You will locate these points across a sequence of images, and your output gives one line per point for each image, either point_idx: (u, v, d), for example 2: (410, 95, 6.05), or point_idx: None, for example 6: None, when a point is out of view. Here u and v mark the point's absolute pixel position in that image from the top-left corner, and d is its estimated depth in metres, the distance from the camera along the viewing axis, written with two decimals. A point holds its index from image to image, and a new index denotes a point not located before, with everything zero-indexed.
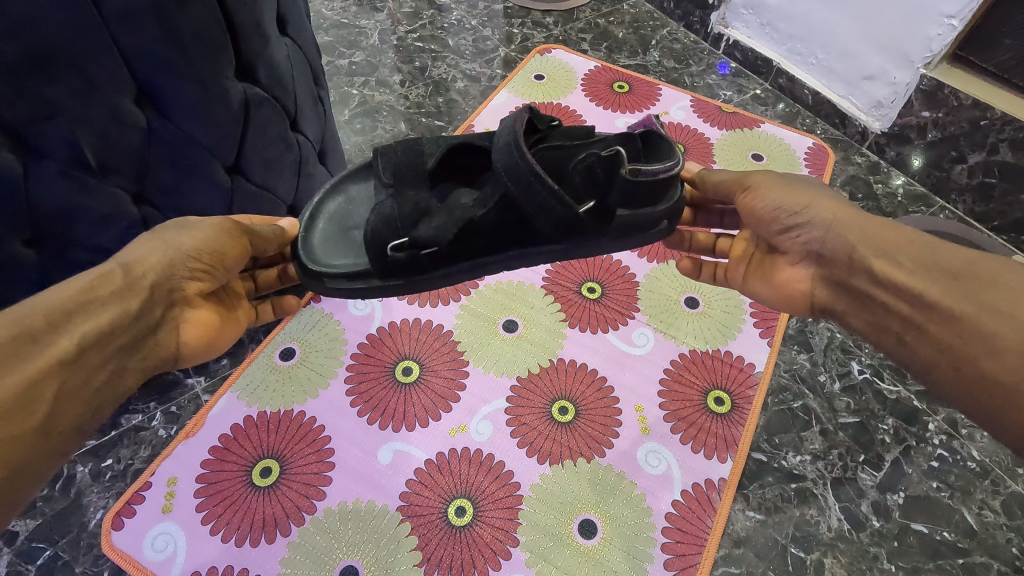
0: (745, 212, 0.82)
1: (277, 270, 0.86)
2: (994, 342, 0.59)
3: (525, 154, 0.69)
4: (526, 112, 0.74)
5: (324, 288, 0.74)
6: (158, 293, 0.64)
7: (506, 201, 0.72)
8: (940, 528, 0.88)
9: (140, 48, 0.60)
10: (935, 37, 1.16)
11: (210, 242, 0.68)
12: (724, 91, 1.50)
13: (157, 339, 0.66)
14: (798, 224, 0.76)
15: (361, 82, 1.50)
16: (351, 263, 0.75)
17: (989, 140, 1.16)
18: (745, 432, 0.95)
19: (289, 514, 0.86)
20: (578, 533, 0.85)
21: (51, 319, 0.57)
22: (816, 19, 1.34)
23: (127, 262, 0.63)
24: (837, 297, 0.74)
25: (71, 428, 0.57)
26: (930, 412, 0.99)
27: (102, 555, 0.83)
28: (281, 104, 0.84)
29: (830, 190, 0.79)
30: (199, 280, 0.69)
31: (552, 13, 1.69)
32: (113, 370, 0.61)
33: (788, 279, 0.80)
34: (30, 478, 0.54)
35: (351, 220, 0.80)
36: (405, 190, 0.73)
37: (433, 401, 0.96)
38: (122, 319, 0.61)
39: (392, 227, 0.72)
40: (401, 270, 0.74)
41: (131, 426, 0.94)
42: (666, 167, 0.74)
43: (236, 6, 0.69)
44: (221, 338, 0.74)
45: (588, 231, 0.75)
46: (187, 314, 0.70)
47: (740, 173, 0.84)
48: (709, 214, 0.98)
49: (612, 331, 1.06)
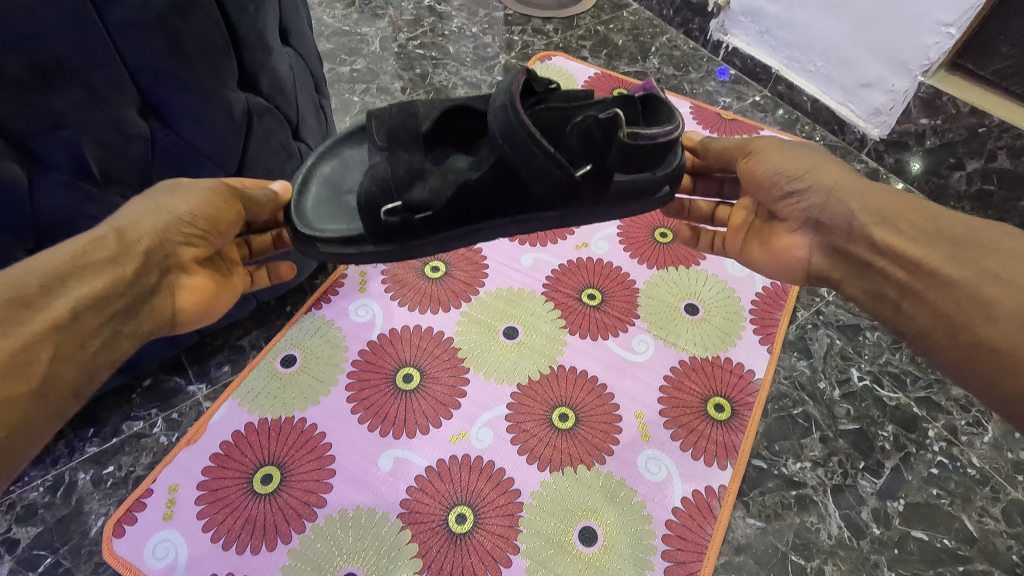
0: (745, 177, 0.81)
1: (271, 236, 0.84)
2: (993, 307, 0.60)
3: (522, 117, 0.68)
4: (524, 73, 0.71)
5: (317, 252, 0.75)
6: (152, 259, 0.65)
7: (502, 164, 0.72)
8: (940, 535, 0.88)
9: (144, 60, 0.61)
10: (932, 45, 1.16)
11: (203, 207, 0.68)
12: (724, 98, 1.51)
13: (152, 305, 0.66)
14: (798, 190, 0.75)
15: (362, 89, 1.50)
16: (345, 228, 0.76)
17: (987, 148, 1.17)
18: (744, 440, 0.95)
19: (289, 521, 0.86)
20: (579, 541, 0.85)
21: (45, 284, 0.57)
22: (814, 27, 1.35)
23: (121, 227, 0.63)
24: (835, 265, 0.75)
25: (69, 391, 0.58)
26: (929, 419, 0.99)
27: (102, 563, 0.83)
28: (283, 113, 0.85)
29: (831, 158, 0.78)
30: (194, 246, 0.69)
31: (552, 20, 1.70)
32: (110, 334, 0.62)
33: (787, 246, 0.79)
34: (28, 439, 0.54)
35: (345, 184, 0.80)
36: (399, 152, 0.73)
37: (433, 408, 0.97)
38: (117, 284, 0.61)
39: (384, 190, 0.72)
40: (394, 234, 0.75)
41: (133, 433, 0.94)
42: (665, 131, 0.73)
43: (239, 18, 0.69)
44: (217, 304, 0.75)
45: (584, 196, 0.75)
46: (183, 281, 0.70)
47: (742, 139, 0.83)
48: (709, 181, 0.96)
49: (612, 338, 1.06)
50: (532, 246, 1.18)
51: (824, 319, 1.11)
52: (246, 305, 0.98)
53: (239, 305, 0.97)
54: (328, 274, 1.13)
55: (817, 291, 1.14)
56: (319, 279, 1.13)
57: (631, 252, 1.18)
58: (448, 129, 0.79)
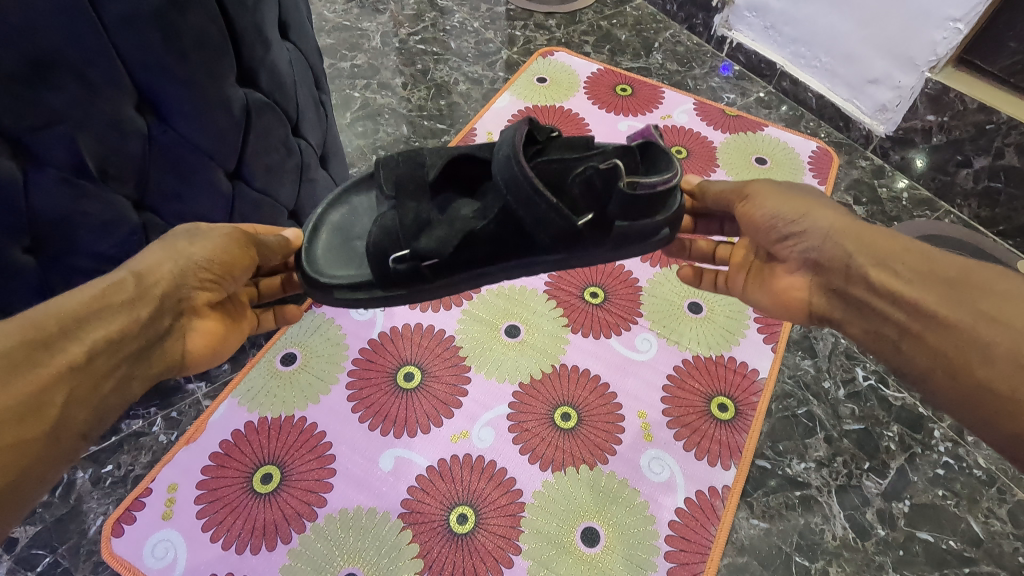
0: (743, 220, 0.81)
1: (280, 279, 0.83)
2: (990, 349, 0.58)
3: (524, 168, 0.68)
4: (526, 123, 0.73)
5: (330, 298, 0.74)
6: (167, 302, 0.64)
7: (505, 215, 0.71)
8: (946, 536, 0.87)
9: (141, 54, 0.60)
10: (940, 41, 1.15)
11: (221, 252, 0.68)
12: (727, 94, 1.50)
13: (163, 347, 0.66)
14: (796, 233, 0.75)
15: (363, 85, 1.49)
16: (352, 274, 0.74)
17: (995, 145, 1.16)
18: (748, 440, 0.94)
19: (290, 521, 0.85)
20: (581, 542, 0.85)
21: (63, 326, 0.56)
22: (819, 23, 1.33)
23: (139, 270, 0.63)
24: (836, 306, 0.73)
25: (79, 434, 0.57)
26: (935, 419, 0.98)
27: (102, 563, 0.82)
28: (282, 109, 0.84)
29: (828, 199, 0.78)
30: (208, 290, 0.69)
31: (554, 15, 1.69)
32: (122, 378, 0.61)
33: (786, 287, 0.79)
34: (38, 482, 0.53)
35: (353, 230, 0.79)
36: (406, 201, 0.71)
37: (435, 407, 0.96)
38: (133, 328, 0.60)
39: (392, 239, 0.71)
40: (402, 281, 0.73)
41: (132, 432, 0.93)
42: (664, 179, 0.74)
43: (237, 11, 0.68)
44: (225, 345, 0.74)
45: (586, 241, 0.74)
46: (194, 324, 0.70)
47: (739, 183, 0.83)
48: (709, 221, 0.95)
49: (615, 336, 1.05)
50: None
51: None
52: None
53: None
54: None
55: None
56: None
57: None
58: (451, 176, 0.78)
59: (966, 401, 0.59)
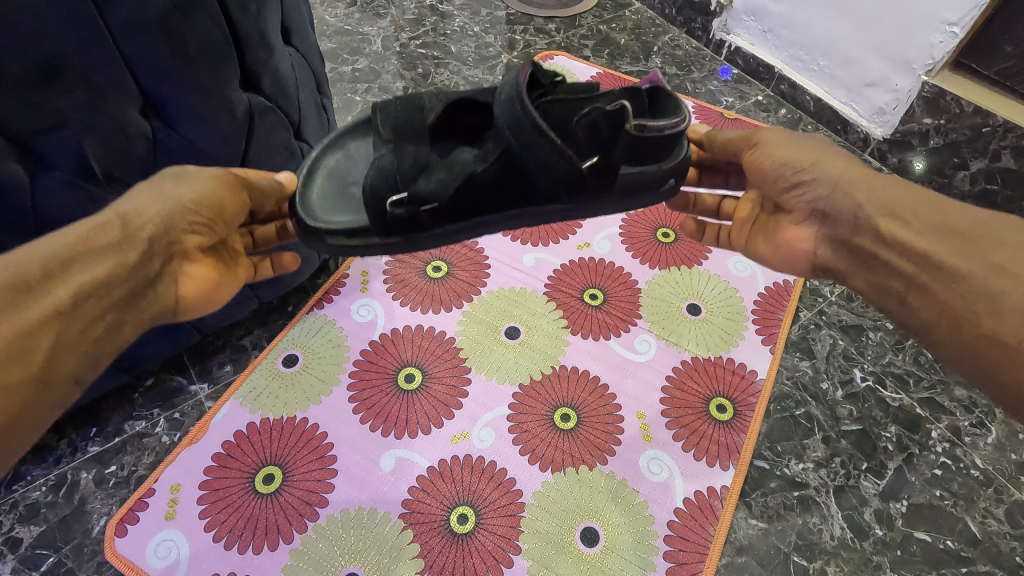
0: (750, 170, 0.80)
1: (276, 227, 0.83)
2: (997, 299, 0.59)
3: (528, 109, 0.68)
4: (530, 65, 0.71)
5: (324, 245, 0.74)
6: (156, 245, 0.63)
7: (507, 157, 0.71)
8: (943, 537, 0.87)
9: (146, 60, 0.61)
10: (936, 44, 1.16)
11: (209, 194, 0.66)
12: (726, 97, 1.51)
13: (156, 292, 0.65)
14: (803, 182, 0.74)
15: (365, 88, 1.51)
16: (350, 219, 0.75)
17: (991, 147, 1.16)
18: (747, 440, 0.95)
19: (292, 521, 0.86)
20: (581, 541, 0.85)
21: (46, 268, 0.57)
22: (817, 26, 1.35)
23: (125, 212, 0.62)
24: (842, 259, 0.74)
25: (70, 378, 0.57)
26: (932, 420, 0.98)
27: (105, 562, 0.83)
28: (285, 113, 0.84)
29: (838, 148, 0.77)
30: (198, 234, 0.67)
31: (554, 19, 1.70)
32: (112, 321, 0.61)
33: (791, 238, 0.79)
34: (30, 427, 0.54)
35: (350, 177, 0.80)
36: (405, 144, 0.72)
37: (435, 407, 0.97)
38: (120, 270, 0.60)
39: (390, 182, 0.71)
40: (399, 227, 0.74)
41: (135, 433, 0.94)
42: (672, 123, 0.73)
43: (240, 17, 0.69)
44: (220, 292, 0.73)
45: (589, 188, 0.74)
46: (186, 269, 0.69)
47: (747, 131, 0.81)
48: (714, 173, 0.93)
49: (615, 338, 1.06)
50: (534, 246, 1.18)
51: (827, 318, 1.11)
52: (248, 305, 0.98)
53: (242, 305, 0.97)
54: (330, 273, 1.14)
55: (820, 291, 1.14)
56: (321, 279, 1.13)
57: (632, 252, 1.18)
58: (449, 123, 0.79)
59: (969, 354, 0.61)
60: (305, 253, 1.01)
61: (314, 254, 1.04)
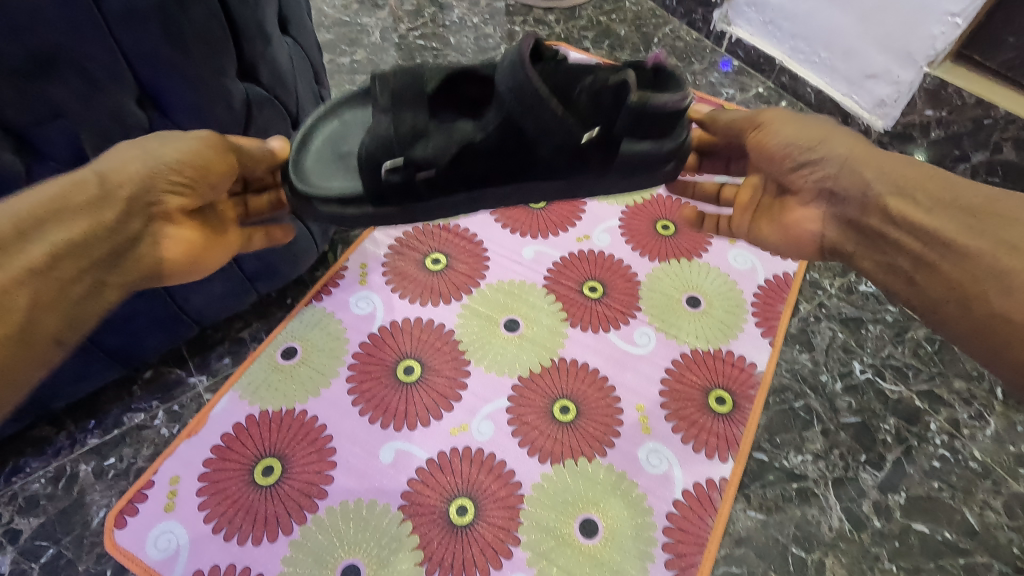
0: (754, 152, 0.78)
1: (270, 198, 0.82)
2: (1008, 280, 0.60)
3: (531, 75, 0.66)
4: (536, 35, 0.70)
5: (316, 212, 0.75)
6: (134, 207, 0.63)
7: (506, 125, 0.71)
8: (941, 528, 0.88)
9: (141, 49, 0.60)
10: (938, 36, 1.15)
11: (193, 155, 0.64)
12: (726, 89, 1.50)
13: (138, 253, 0.66)
14: (811, 161, 0.73)
15: (363, 80, 1.49)
16: (341, 186, 0.75)
17: (993, 139, 1.16)
18: (746, 432, 0.95)
19: (292, 513, 0.86)
20: (580, 533, 0.86)
21: (18, 229, 0.57)
22: (818, 18, 1.34)
23: (104, 170, 0.61)
24: (848, 237, 0.74)
25: (49, 339, 0.61)
26: (931, 412, 0.98)
27: (105, 554, 0.83)
28: (282, 103, 0.84)
29: (846, 128, 0.76)
30: (181, 195, 0.66)
31: (553, 10, 1.69)
32: (90, 284, 0.63)
33: (799, 220, 0.77)
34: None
35: (346, 145, 0.80)
36: (403, 111, 0.71)
37: (434, 400, 0.97)
38: (96, 232, 0.61)
39: (385, 148, 0.71)
40: (393, 195, 0.74)
41: (134, 425, 0.94)
42: (675, 100, 0.73)
43: (237, 6, 0.68)
44: (207, 257, 0.73)
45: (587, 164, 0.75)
46: (169, 230, 0.68)
47: (752, 112, 0.80)
48: (715, 159, 0.92)
49: (614, 330, 1.06)
50: (533, 238, 1.18)
51: (827, 311, 1.10)
52: (247, 297, 0.97)
53: (241, 297, 0.96)
54: (329, 265, 1.13)
55: (820, 284, 1.14)
56: (320, 271, 1.13)
57: (632, 244, 1.18)
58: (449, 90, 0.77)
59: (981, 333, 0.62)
60: (304, 246, 1.00)
61: (313, 246, 1.03)
